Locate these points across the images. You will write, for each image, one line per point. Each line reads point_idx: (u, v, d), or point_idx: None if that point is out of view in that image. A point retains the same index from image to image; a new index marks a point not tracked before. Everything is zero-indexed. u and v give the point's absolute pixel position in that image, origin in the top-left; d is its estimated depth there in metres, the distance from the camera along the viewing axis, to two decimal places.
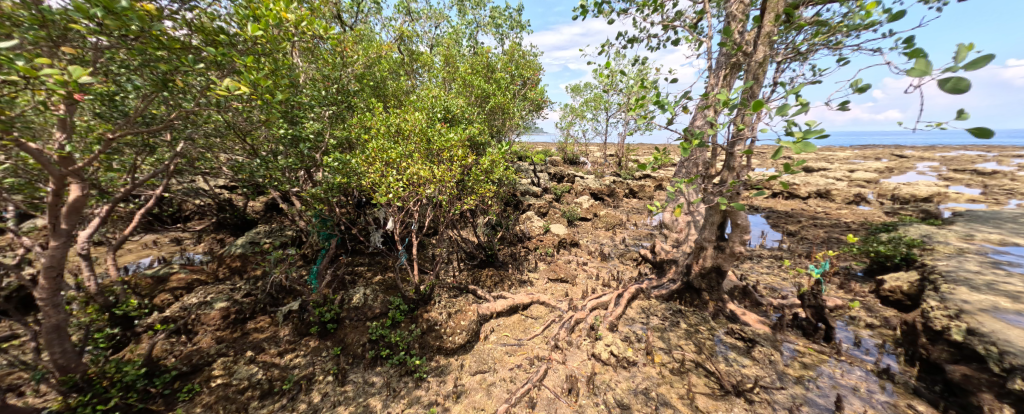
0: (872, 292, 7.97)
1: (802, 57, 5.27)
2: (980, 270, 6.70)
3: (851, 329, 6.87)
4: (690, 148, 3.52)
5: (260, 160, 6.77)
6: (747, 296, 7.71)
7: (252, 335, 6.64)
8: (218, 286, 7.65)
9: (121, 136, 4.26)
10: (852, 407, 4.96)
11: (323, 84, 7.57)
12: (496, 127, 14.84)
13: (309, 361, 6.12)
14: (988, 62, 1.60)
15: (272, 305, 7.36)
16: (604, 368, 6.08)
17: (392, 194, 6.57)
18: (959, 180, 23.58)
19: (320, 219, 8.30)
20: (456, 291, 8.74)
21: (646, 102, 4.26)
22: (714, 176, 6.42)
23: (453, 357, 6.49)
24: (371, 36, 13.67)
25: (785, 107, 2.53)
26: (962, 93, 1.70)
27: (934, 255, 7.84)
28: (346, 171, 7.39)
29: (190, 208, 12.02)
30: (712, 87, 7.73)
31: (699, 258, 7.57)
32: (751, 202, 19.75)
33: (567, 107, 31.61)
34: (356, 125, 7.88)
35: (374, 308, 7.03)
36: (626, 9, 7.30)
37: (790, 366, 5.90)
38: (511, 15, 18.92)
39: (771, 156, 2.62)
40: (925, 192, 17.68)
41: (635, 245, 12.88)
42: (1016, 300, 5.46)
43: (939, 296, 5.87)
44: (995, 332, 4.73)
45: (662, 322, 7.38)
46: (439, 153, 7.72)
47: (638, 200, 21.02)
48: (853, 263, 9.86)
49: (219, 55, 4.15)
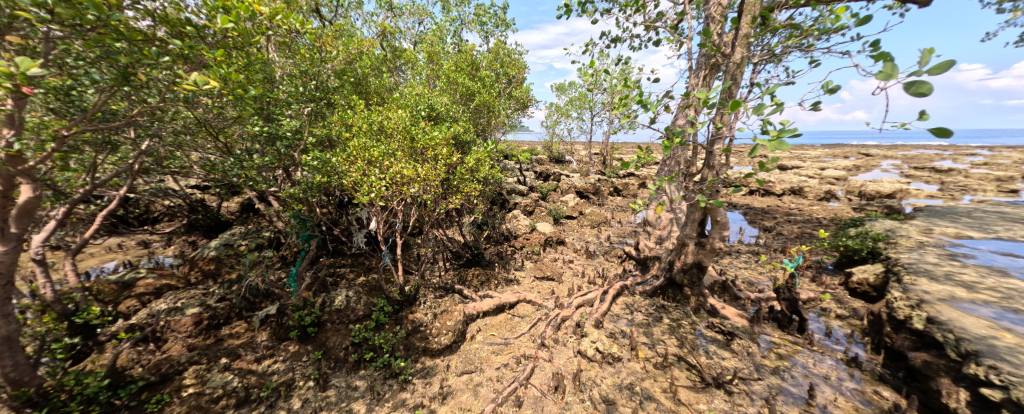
0: (842, 285, 8.35)
1: (778, 58, 5.47)
2: (938, 262, 7.13)
3: (822, 320, 7.18)
4: (671, 147, 3.58)
5: (233, 159, 6.52)
6: (726, 290, 7.99)
7: (227, 341, 6.37)
8: (190, 291, 7.28)
9: (78, 133, 4.01)
10: (823, 395, 5.20)
11: (300, 80, 7.33)
12: (481, 125, 14.84)
13: (288, 367, 5.93)
14: (952, 67, 1.66)
15: (249, 309, 7.12)
16: (590, 365, 6.16)
17: (374, 193, 6.46)
18: (920, 178, 24.95)
19: (298, 220, 8.03)
20: (442, 291, 8.69)
21: (629, 101, 4.32)
22: (695, 174, 6.55)
23: (439, 358, 6.42)
24: (352, 32, 13.34)
25: (761, 107, 2.62)
26: (925, 97, 1.79)
27: (897, 249, 8.30)
28: (325, 170, 7.15)
29: (157, 209, 11.45)
30: (693, 86, 7.85)
31: (681, 254, 7.78)
32: (730, 199, 20.44)
33: (552, 106, 31.83)
34: (337, 122, 7.74)
35: (356, 311, 6.98)
36: (610, 9, 7.36)
37: (766, 357, 6.13)
38: (496, 12, 18.82)
39: (749, 154, 2.74)
40: (889, 188, 18.64)
41: (619, 242, 13.12)
42: (971, 290, 5.84)
43: (903, 287, 6.20)
44: (952, 321, 5.04)
45: (646, 317, 7.54)
46: (423, 151, 7.65)
47: (623, 197, 21.42)
48: (824, 257, 10.30)
49: (186, 48, 3.95)
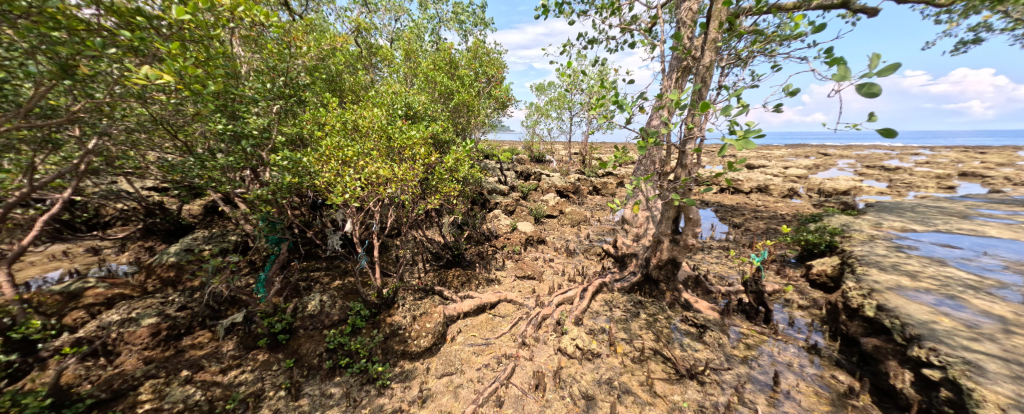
0: (803, 277, 8.87)
1: (743, 62, 5.74)
2: (886, 253, 7.71)
3: (786, 311, 7.59)
4: (646, 147, 3.69)
5: (194, 159, 6.15)
6: (699, 285, 8.30)
7: (189, 352, 5.99)
8: (146, 300, 6.86)
9: (10, 129, 3.66)
10: (786, 381, 5.51)
11: (268, 76, 6.99)
12: (461, 124, 14.74)
13: (257, 377, 5.65)
14: (897, 70, 1.81)
15: (213, 318, 6.77)
16: (570, 362, 6.23)
17: (350, 194, 6.27)
18: (872, 176, 26.84)
19: (268, 222, 7.67)
20: (422, 293, 8.53)
21: (606, 101, 4.39)
22: (669, 173, 6.75)
23: (419, 360, 6.33)
24: (324, 27, 12.90)
25: (729, 108, 2.77)
26: (875, 98, 1.94)
27: (852, 242, 8.91)
28: (297, 170, 6.85)
29: (109, 213, 10.64)
30: (666, 88, 8.10)
31: (656, 251, 8.00)
32: (702, 197, 21.27)
33: (532, 106, 32.03)
34: (309, 121, 7.45)
35: (331, 316, 6.77)
36: (586, 11, 7.48)
37: (735, 348, 6.42)
38: (475, 11, 18.71)
39: (720, 153, 2.88)
40: (845, 185, 19.98)
41: (599, 240, 13.38)
42: (914, 279, 6.36)
43: (856, 278, 6.66)
44: (899, 308, 5.47)
45: (624, 313, 7.72)
46: (400, 151, 7.50)
47: (602, 196, 21.86)
48: (788, 251, 10.90)
49: (136, 39, 3.68)
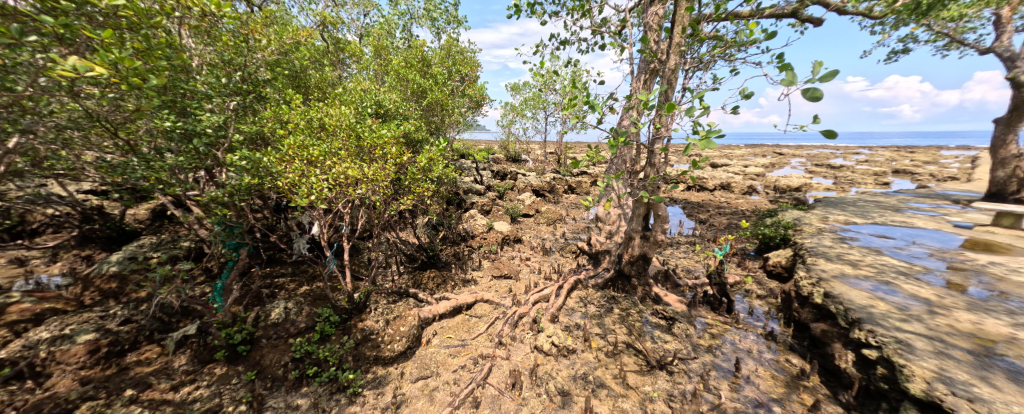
0: (762, 268, 9.46)
1: (705, 66, 6.03)
2: (832, 245, 8.39)
3: (746, 300, 8.07)
4: (616, 146, 3.81)
5: (138, 159, 5.63)
6: (668, 279, 8.64)
7: (135, 370, 5.50)
8: (82, 315, 6.20)
9: None
10: (747, 367, 5.85)
11: (223, 70, 6.53)
12: (434, 123, 14.52)
13: (215, 392, 5.29)
14: (835, 76, 1.98)
15: (162, 331, 6.25)
16: (546, 359, 6.30)
17: (316, 195, 5.99)
18: (821, 174, 29.10)
19: (225, 227, 7.17)
20: (396, 296, 8.30)
21: (578, 102, 4.46)
22: (639, 172, 6.97)
23: (392, 366, 6.16)
24: (287, 20, 12.24)
25: (692, 109, 2.90)
26: (818, 101, 2.10)
27: (803, 235, 9.62)
28: (257, 170, 6.44)
29: (37, 219, 9.54)
30: (635, 90, 8.38)
31: (628, 247, 8.23)
32: (671, 194, 22.18)
33: (507, 106, 32.08)
34: (270, 119, 7.04)
35: (297, 323, 6.43)
36: (558, 12, 7.57)
37: (701, 337, 6.74)
38: (447, 9, 18.46)
39: (685, 151, 3.01)
40: (797, 182, 21.56)
41: (574, 237, 13.63)
42: (855, 267, 6.96)
43: (807, 268, 7.19)
44: (842, 294, 5.94)
45: (598, 309, 7.90)
46: (371, 150, 7.27)
47: (576, 195, 22.29)
48: (747, 244, 11.61)
49: (60, 25, 3.34)
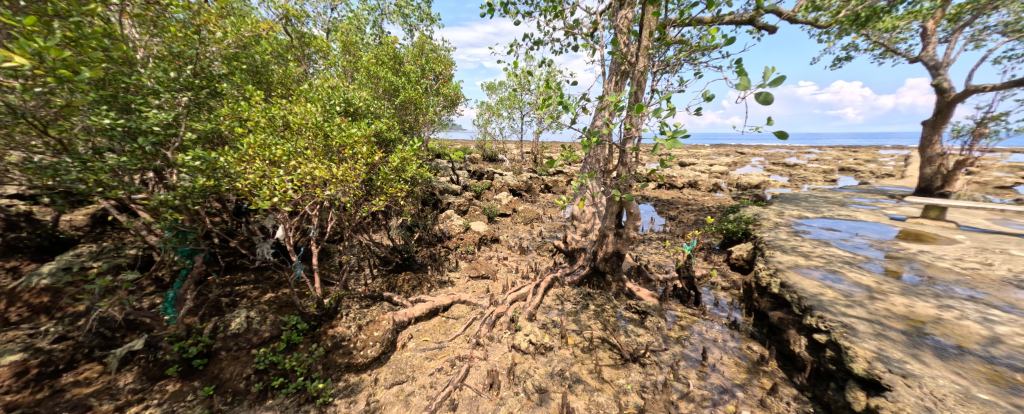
0: (726, 262, 9.99)
1: (671, 68, 6.27)
2: (788, 238, 8.99)
3: (712, 292, 8.49)
4: (589, 146, 3.87)
5: (71, 159, 5.09)
6: (641, 274, 8.92)
7: (72, 392, 4.98)
8: (6, 334, 5.53)
9: None
10: (713, 356, 6.15)
11: (172, 63, 6.03)
12: (408, 122, 14.19)
13: (167, 410, 4.89)
14: (784, 81, 2.12)
15: (104, 348, 5.70)
16: (524, 358, 6.33)
17: (279, 197, 5.67)
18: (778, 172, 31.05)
19: (176, 232, 6.63)
20: (369, 300, 8.02)
21: (551, 102, 4.49)
22: (611, 171, 7.14)
23: (366, 372, 5.96)
24: (245, 12, 11.50)
25: (659, 111, 3.02)
26: (770, 104, 2.24)
27: (762, 229, 10.25)
28: (212, 171, 5.99)
29: None
30: (607, 90, 8.57)
31: (602, 244, 8.40)
32: (644, 192, 22.94)
33: (483, 105, 31.92)
34: (227, 116, 6.58)
35: (260, 334, 6.18)
36: (530, 12, 7.59)
37: (672, 329, 7.02)
38: (420, 6, 18.08)
39: (654, 151, 3.11)
40: (757, 180, 22.94)
41: (551, 236, 13.78)
42: (807, 258, 7.51)
43: (766, 260, 7.66)
44: (796, 284, 6.38)
45: (574, 306, 8.03)
46: (340, 150, 6.99)
47: (553, 194, 22.55)
48: (713, 239, 12.21)
49: None
